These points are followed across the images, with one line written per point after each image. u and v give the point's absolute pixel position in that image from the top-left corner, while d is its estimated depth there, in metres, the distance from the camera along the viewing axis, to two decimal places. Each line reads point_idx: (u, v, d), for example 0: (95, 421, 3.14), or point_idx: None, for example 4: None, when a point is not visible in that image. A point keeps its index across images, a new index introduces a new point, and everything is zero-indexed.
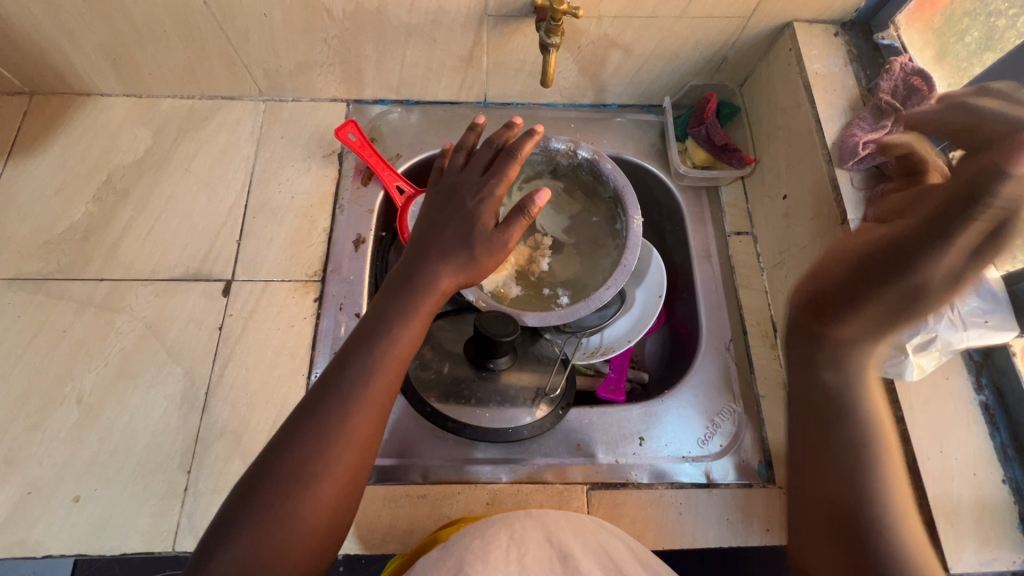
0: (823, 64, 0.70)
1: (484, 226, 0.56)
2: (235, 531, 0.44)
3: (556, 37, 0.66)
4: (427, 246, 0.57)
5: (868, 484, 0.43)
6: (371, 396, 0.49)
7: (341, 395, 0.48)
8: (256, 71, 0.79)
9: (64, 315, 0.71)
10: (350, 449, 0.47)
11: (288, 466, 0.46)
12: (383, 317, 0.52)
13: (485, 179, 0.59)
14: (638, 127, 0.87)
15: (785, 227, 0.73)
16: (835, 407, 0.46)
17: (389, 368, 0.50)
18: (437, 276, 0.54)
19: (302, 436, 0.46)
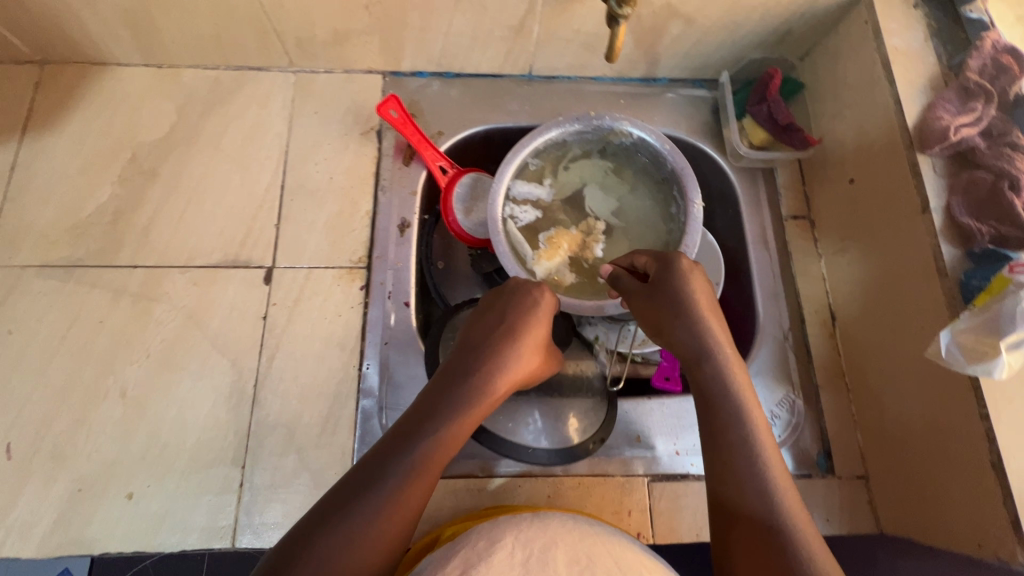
0: (902, 39, 0.66)
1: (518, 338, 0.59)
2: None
3: (628, 8, 0.59)
4: (468, 351, 0.58)
5: (765, 486, 0.49)
6: (410, 495, 0.48)
7: (404, 467, 0.49)
8: (289, 40, 0.74)
9: (99, 305, 0.67)
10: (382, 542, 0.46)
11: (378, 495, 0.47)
12: (430, 417, 0.52)
13: (531, 321, 0.60)
14: (690, 104, 0.83)
15: (853, 211, 0.71)
16: (726, 400, 0.53)
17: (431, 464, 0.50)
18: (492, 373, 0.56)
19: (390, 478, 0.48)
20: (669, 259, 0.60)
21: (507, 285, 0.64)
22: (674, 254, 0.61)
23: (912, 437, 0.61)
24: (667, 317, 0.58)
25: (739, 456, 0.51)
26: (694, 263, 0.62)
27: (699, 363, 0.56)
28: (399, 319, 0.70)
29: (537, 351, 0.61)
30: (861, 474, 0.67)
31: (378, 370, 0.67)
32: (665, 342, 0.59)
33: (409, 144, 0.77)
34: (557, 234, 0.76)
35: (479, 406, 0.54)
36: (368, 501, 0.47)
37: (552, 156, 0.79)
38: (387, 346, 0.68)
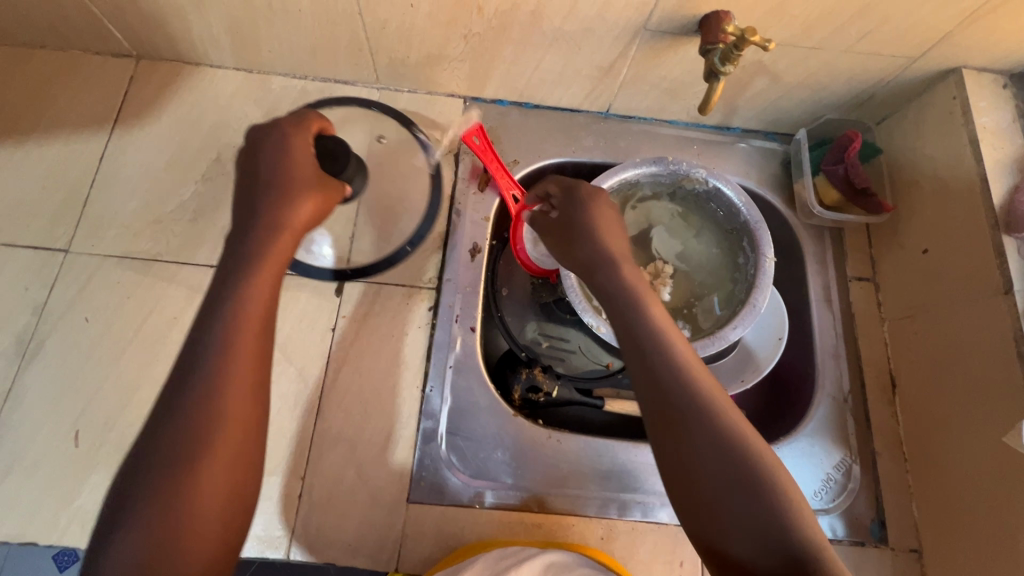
0: (991, 118, 0.67)
1: (263, 189, 0.56)
2: (126, 529, 0.40)
3: (730, 66, 0.60)
4: (246, 214, 0.55)
5: (680, 374, 0.49)
6: (231, 378, 0.45)
7: (204, 388, 0.44)
8: (381, 59, 0.75)
9: (174, 301, 0.68)
10: (228, 440, 0.44)
11: (173, 446, 0.42)
12: (213, 307, 0.48)
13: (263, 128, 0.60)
14: (761, 155, 0.84)
15: (924, 281, 0.71)
16: (688, 403, 0.48)
17: (240, 353, 0.46)
18: (282, 218, 0.55)
19: (185, 410, 0.44)
20: (574, 189, 0.68)
21: (248, 136, 0.60)
22: (577, 184, 0.68)
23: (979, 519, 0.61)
24: (573, 240, 0.65)
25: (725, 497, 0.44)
26: (600, 191, 0.69)
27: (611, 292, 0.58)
28: (464, 344, 0.70)
29: (309, 188, 0.58)
30: (915, 547, 0.67)
31: (441, 393, 0.68)
32: (589, 282, 0.62)
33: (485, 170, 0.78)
34: None
35: (262, 271, 0.51)
36: (167, 450, 0.42)
37: (622, 195, 0.80)
38: (452, 370, 0.69)
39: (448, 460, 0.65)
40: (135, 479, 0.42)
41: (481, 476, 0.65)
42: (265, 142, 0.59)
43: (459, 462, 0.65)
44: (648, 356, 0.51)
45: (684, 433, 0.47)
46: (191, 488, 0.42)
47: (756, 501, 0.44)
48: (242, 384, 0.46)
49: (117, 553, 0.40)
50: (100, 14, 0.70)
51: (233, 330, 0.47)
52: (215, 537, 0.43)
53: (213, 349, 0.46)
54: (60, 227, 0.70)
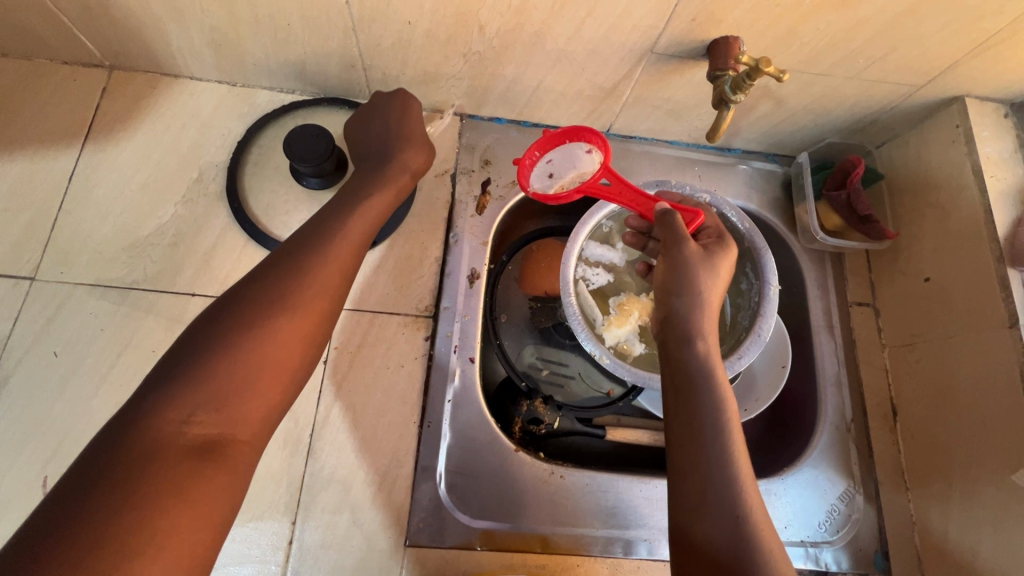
0: (994, 148, 0.67)
1: (396, 136, 0.65)
2: (198, 357, 0.44)
3: (740, 96, 0.60)
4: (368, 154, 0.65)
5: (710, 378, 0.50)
6: (314, 277, 0.49)
7: (291, 270, 0.49)
8: (374, 76, 0.72)
9: (151, 333, 0.64)
10: (295, 328, 0.47)
11: (258, 298, 0.47)
12: (343, 207, 0.57)
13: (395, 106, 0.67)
14: (762, 177, 0.83)
15: (925, 310, 0.71)
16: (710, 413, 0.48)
17: (329, 259, 0.51)
18: (396, 164, 0.63)
19: (276, 277, 0.49)
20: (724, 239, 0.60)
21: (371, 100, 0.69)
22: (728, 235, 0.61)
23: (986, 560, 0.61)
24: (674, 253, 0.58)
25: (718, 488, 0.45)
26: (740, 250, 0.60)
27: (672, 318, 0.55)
28: (463, 376, 0.67)
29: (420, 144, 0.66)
30: None
31: (440, 429, 0.65)
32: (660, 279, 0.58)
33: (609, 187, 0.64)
34: (627, 300, 0.74)
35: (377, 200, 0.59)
36: (245, 306, 0.46)
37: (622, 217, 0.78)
38: (451, 405, 0.66)
39: (448, 500, 0.62)
40: (210, 325, 0.46)
41: (482, 516, 0.62)
42: (380, 106, 0.67)
43: (459, 502, 0.62)
44: (690, 371, 0.51)
45: (707, 474, 0.46)
46: (269, 348, 0.45)
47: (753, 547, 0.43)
48: (337, 263, 0.52)
49: (185, 378, 0.43)
50: (69, 22, 0.65)
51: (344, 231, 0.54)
52: (259, 412, 0.45)
53: (314, 238, 0.52)
54: (25, 254, 0.65)
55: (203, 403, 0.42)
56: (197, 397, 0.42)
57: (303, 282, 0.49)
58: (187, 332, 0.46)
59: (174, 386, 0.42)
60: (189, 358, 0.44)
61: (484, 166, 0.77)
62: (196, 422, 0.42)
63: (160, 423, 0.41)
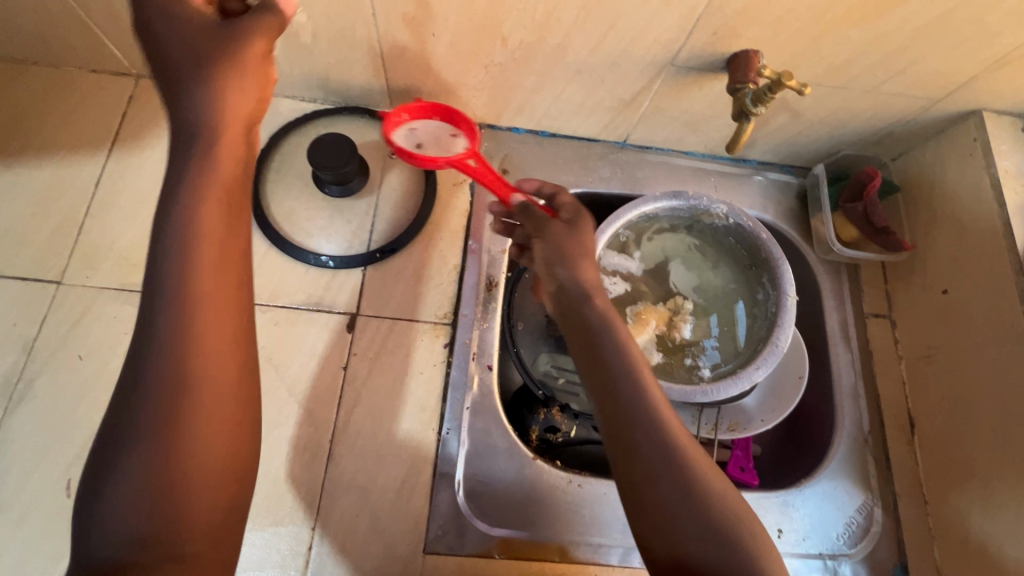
0: (1011, 161, 0.67)
1: (201, 66, 0.46)
2: (119, 466, 0.41)
3: (761, 108, 0.60)
4: (189, 103, 0.47)
5: (631, 373, 0.54)
6: (211, 322, 0.44)
7: (172, 324, 0.43)
8: (396, 86, 0.73)
9: None
10: (222, 383, 0.44)
11: (152, 374, 0.42)
12: (164, 214, 0.45)
13: (251, 31, 0.48)
14: (778, 188, 0.84)
15: (942, 322, 0.71)
16: (636, 418, 0.52)
17: (209, 297, 0.44)
18: (201, 104, 0.47)
19: (159, 339, 0.42)
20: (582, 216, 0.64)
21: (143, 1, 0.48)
22: (578, 209, 0.65)
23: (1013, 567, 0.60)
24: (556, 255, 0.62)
25: (664, 480, 0.49)
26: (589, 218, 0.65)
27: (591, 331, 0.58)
28: (481, 383, 0.68)
29: (232, 68, 0.47)
30: None
31: (459, 436, 0.65)
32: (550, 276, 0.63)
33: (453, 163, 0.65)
34: (645, 309, 0.75)
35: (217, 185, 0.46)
36: (146, 384, 0.42)
37: (639, 227, 0.79)
38: (470, 412, 0.66)
39: (466, 507, 0.62)
40: (120, 422, 0.41)
41: (501, 523, 0.62)
42: (175, 34, 0.47)
43: (478, 510, 0.63)
44: (612, 384, 0.54)
45: (650, 466, 0.50)
46: (198, 414, 0.42)
47: (721, 528, 0.47)
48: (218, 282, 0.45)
49: (112, 492, 0.40)
50: (100, 32, 0.67)
51: (185, 242, 0.44)
52: (218, 481, 0.43)
53: (183, 268, 0.44)
54: (51, 258, 0.66)
55: (146, 503, 0.40)
56: (140, 499, 0.40)
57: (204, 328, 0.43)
58: (98, 442, 0.42)
59: (110, 504, 0.40)
60: (112, 473, 0.41)
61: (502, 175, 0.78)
62: (147, 520, 0.40)
63: (120, 537, 0.40)
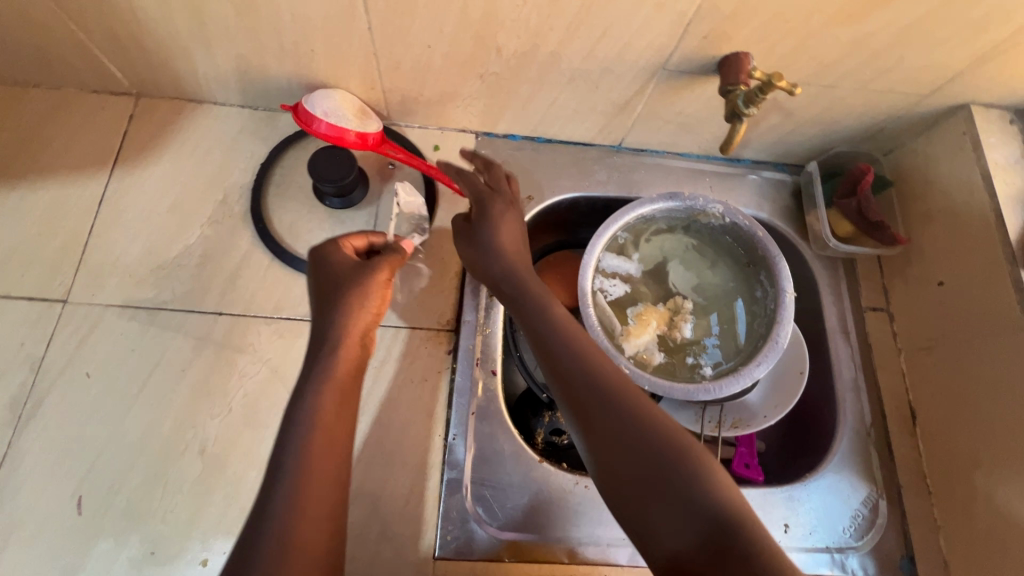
0: (1001, 154, 0.68)
1: (376, 279, 0.61)
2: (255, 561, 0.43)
3: (753, 109, 0.60)
4: (327, 298, 0.60)
5: (583, 359, 0.54)
6: (323, 445, 0.50)
7: (308, 431, 0.50)
8: (394, 97, 0.74)
9: (181, 352, 0.65)
10: (329, 497, 0.48)
11: (288, 472, 0.47)
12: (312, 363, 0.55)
13: (378, 265, 0.61)
14: (772, 187, 0.85)
15: (939, 314, 0.72)
16: (594, 404, 0.50)
17: (328, 423, 0.51)
18: (348, 310, 0.59)
19: (296, 447, 0.49)
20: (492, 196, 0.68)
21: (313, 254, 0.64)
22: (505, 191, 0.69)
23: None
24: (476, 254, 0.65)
25: (625, 449, 0.47)
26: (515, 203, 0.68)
27: (557, 346, 0.55)
28: (485, 388, 0.68)
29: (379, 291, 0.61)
30: None
31: (464, 442, 0.65)
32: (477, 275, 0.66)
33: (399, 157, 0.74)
34: (645, 310, 0.75)
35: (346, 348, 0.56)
36: (282, 479, 0.47)
37: (637, 229, 0.80)
38: (475, 418, 0.67)
39: (474, 511, 0.63)
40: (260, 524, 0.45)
41: (510, 527, 0.63)
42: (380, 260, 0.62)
43: (486, 514, 0.63)
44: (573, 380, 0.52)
45: (617, 443, 0.48)
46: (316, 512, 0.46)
47: (704, 507, 0.44)
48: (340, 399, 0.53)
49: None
50: (101, 54, 0.68)
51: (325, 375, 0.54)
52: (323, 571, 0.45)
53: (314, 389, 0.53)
54: (56, 277, 0.67)
55: None
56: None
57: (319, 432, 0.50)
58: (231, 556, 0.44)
59: None
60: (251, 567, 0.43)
61: None
62: None
63: None
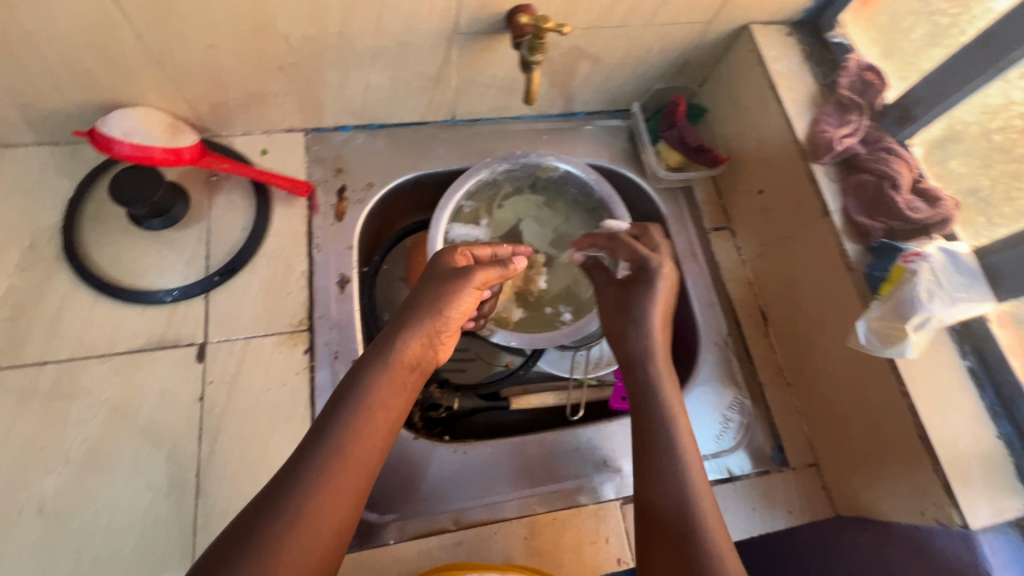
0: (783, 64, 0.73)
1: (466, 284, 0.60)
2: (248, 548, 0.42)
3: (539, 55, 0.63)
4: (425, 294, 0.59)
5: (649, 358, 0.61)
6: (365, 438, 0.50)
7: (338, 431, 0.49)
8: (201, 107, 0.71)
9: (3, 412, 0.60)
10: (351, 489, 0.47)
11: (310, 467, 0.47)
12: (365, 361, 0.54)
13: (473, 274, 0.60)
14: (608, 133, 0.88)
15: (765, 220, 0.77)
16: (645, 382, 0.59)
17: (380, 411, 0.52)
18: (421, 314, 0.58)
19: (324, 444, 0.48)
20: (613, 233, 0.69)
21: (446, 252, 0.63)
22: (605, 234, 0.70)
23: (880, 423, 0.61)
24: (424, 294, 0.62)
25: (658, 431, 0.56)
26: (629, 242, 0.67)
27: (635, 367, 0.61)
28: None
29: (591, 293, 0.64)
30: (813, 462, 0.71)
31: None
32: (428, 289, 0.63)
33: (223, 167, 0.72)
34: None
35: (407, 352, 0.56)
36: (305, 468, 0.47)
37: (485, 196, 0.81)
38: None
39: None
40: (274, 504, 0.45)
41: (394, 508, 0.63)
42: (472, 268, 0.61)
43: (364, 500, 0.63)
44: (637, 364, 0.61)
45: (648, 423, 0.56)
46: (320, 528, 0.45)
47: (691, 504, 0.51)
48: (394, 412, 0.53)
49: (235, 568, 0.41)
50: None
51: (385, 375, 0.53)
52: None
53: (362, 388, 0.52)
54: None
55: None
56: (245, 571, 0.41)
57: (353, 437, 0.49)
58: (223, 535, 0.43)
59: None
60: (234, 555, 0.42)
61: (337, 174, 0.79)
62: None
63: None
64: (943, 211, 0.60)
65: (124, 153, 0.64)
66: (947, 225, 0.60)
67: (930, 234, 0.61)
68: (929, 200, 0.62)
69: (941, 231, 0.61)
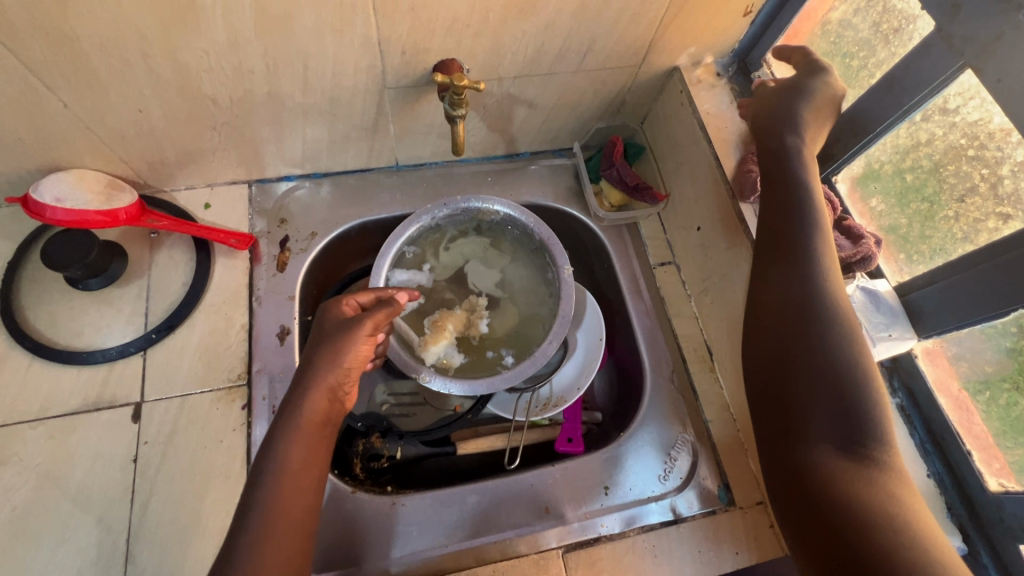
0: (712, 104, 0.75)
1: (356, 331, 0.57)
2: None
3: (461, 109, 0.64)
4: (317, 347, 0.57)
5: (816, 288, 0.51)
6: (291, 493, 0.51)
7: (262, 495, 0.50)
8: (139, 166, 0.72)
9: None
10: (292, 538, 0.49)
11: (249, 529, 0.48)
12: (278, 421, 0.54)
13: (363, 320, 0.57)
14: (552, 172, 0.89)
15: (705, 256, 0.77)
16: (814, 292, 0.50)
17: (298, 470, 0.52)
18: (318, 368, 0.55)
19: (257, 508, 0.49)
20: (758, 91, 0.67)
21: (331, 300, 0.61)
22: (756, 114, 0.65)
23: None
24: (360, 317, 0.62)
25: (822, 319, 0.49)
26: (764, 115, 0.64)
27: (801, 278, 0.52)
28: None
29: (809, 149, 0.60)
30: (761, 500, 0.70)
31: None
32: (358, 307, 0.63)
33: (163, 224, 0.72)
34: (441, 316, 0.76)
35: (314, 407, 0.54)
36: (243, 532, 0.48)
37: (430, 240, 0.82)
38: None
39: None
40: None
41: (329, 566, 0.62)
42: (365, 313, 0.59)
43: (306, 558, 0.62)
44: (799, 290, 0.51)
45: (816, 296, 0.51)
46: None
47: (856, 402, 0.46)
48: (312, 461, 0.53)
49: None
50: None
51: (296, 432, 0.53)
52: None
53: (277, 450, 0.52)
54: None
55: None
56: None
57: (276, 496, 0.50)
58: None
59: None
60: None
61: (280, 225, 0.80)
62: None
63: None
64: (865, 249, 0.60)
65: (57, 217, 0.64)
66: (869, 263, 0.60)
67: (854, 272, 0.60)
68: (853, 238, 0.62)
69: (865, 269, 0.60)
